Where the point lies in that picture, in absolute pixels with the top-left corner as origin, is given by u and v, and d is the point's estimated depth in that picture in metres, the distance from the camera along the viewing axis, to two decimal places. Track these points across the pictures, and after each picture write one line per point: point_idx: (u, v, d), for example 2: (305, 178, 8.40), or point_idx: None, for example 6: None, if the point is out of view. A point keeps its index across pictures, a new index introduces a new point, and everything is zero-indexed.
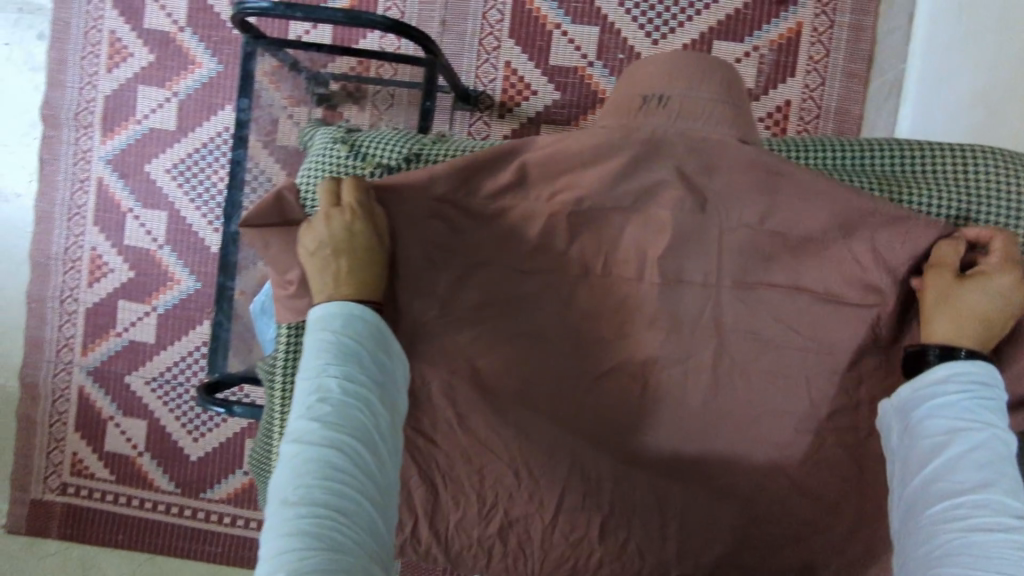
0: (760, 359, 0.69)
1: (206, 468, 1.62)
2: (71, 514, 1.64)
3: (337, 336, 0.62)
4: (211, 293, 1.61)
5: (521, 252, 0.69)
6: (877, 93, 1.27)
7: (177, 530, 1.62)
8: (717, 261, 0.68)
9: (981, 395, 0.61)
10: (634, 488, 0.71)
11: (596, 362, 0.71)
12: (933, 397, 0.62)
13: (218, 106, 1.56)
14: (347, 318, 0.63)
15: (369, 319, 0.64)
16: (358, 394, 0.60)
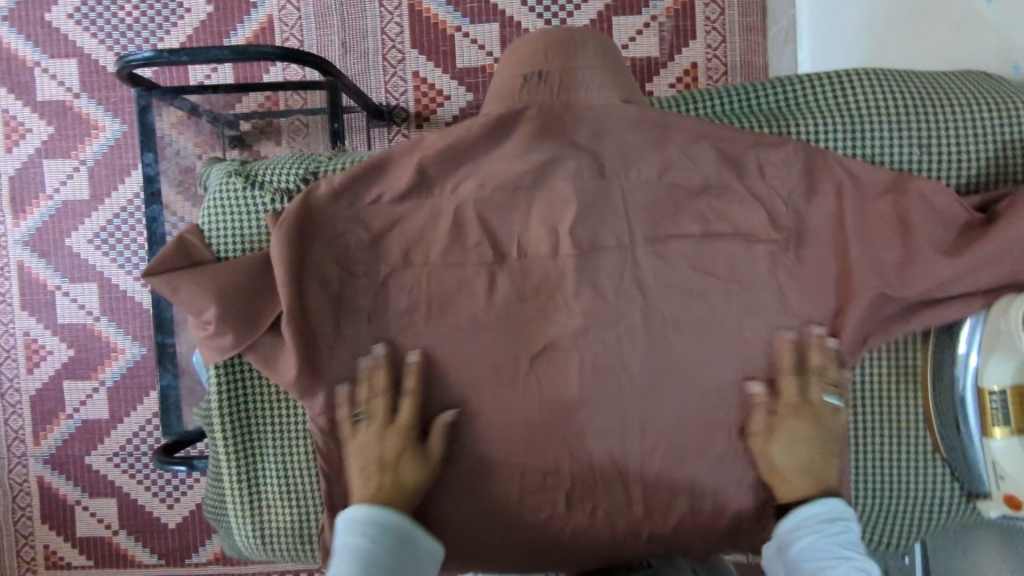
0: (687, 311, 0.71)
1: (186, 534, 1.65)
2: None
3: (367, 551, 0.58)
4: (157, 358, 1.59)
5: (436, 249, 0.71)
6: (775, 41, 1.30)
7: None
8: (628, 222, 0.70)
9: (834, 533, 0.63)
10: (590, 460, 0.72)
11: (530, 344, 0.71)
12: (796, 542, 0.64)
13: (129, 166, 1.52)
14: (383, 533, 0.60)
15: (402, 528, 0.61)
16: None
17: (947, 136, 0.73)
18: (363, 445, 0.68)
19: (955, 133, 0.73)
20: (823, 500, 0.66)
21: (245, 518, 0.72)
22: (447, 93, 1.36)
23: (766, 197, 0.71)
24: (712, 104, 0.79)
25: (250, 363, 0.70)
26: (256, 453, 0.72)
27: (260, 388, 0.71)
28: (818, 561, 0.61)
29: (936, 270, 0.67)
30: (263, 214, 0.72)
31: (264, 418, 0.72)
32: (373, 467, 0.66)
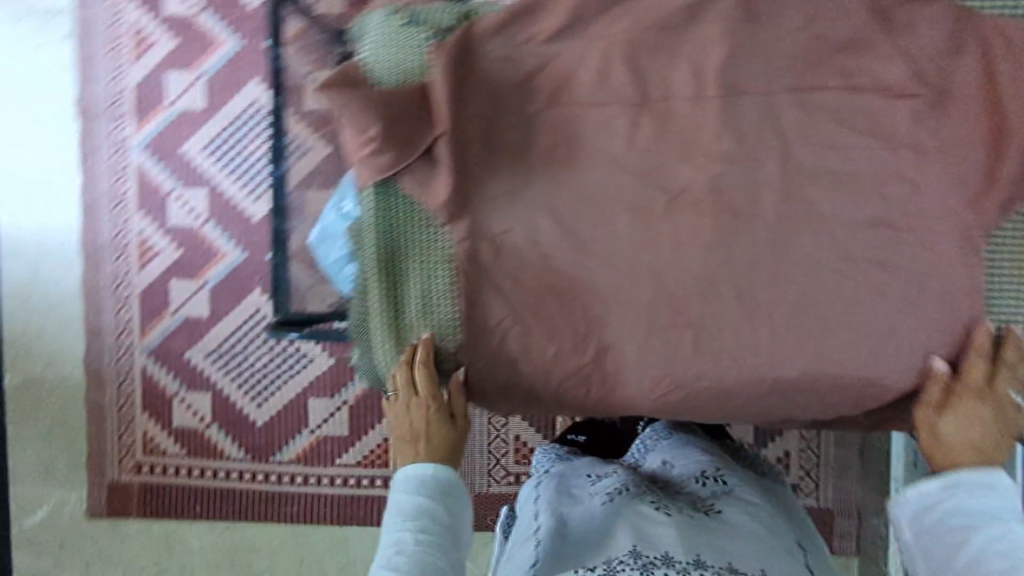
0: (824, 162, 0.73)
1: (273, 432, 1.57)
2: (146, 494, 1.58)
3: (415, 499, 0.72)
4: (259, 262, 1.55)
5: (582, 91, 0.74)
6: None
7: (249, 495, 1.56)
8: (773, 70, 0.72)
9: (989, 498, 0.66)
10: (718, 301, 0.75)
11: (669, 184, 0.75)
12: (947, 502, 0.68)
13: (243, 80, 1.53)
14: (426, 482, 0.75)
15: (440, 479, 0.75)
16: (428, 540, 0.68)
17: None
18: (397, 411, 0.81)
19: None
20: (989, 471, 0.69)
21: (390, 334, 0.79)
22: None
23: (913, 53, 0.71)
24: None
25: (402, 187, 0.76)
26: (402, 279, 0.78)
27: (411, 216, 0.76)
28: (970, 522, 0.65)
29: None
30: (418, 47, 0.77)
31: (411, 243, 0.77)
32: (408, 424, 0.80)
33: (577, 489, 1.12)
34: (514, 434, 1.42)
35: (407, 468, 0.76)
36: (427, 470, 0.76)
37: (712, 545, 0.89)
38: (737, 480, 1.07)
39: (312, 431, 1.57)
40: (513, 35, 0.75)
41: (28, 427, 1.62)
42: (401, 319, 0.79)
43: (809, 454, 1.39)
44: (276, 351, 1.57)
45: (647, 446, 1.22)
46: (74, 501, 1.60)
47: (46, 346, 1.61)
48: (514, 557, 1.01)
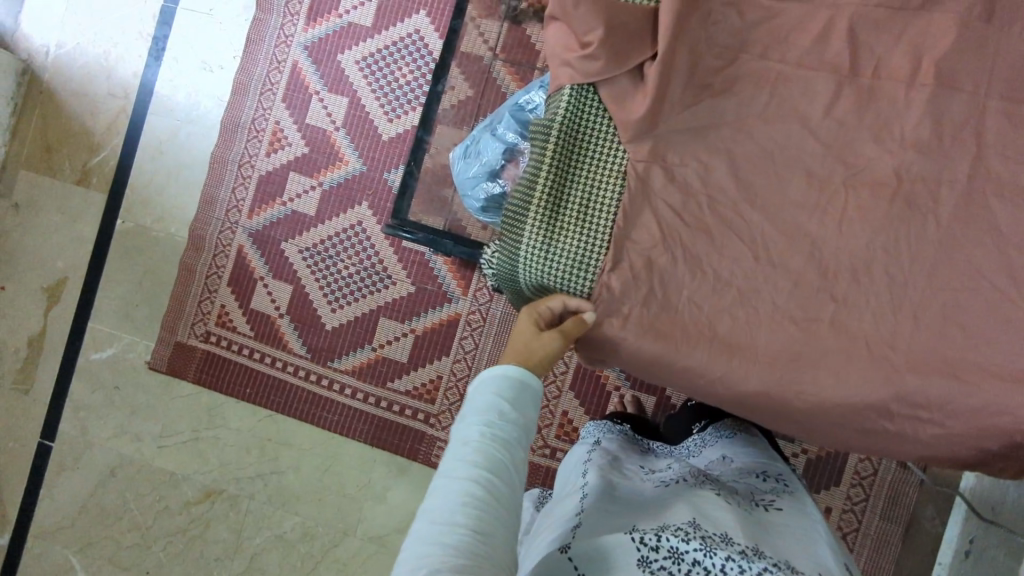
0: (1017, 176, 0.72)
1: (338, 339, 1.52)
2: (207, 361, 1.54)
3: (493, 396, 0.66)
4: (377, 177, 1.53)
5: (796, 50, 0.77)
6: None
7: (301, 393, 1.51)
8: (989, 75, 0.73)
9: None
10: (868, 284, 0.74)
11: (852, 159, 0.75)
12: None
13: (413, 9, 1.53)
14: (507, 381, 0.67)
15: (522, 380, 0.68)
16: (502, 440, 0.63)
17: None
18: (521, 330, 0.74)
19: None
20: None
21: (544, 228, 0.80)
22: None
23: None
24: None
25: (598, 94, 0.79)
26: (571, 174, 0.80)
27: (597, 118, 0.80)
28: None
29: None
30: None
31: (590, 148, 0.80)
32: (533, 350, 0.71)
33: (629, 471, 1.00)
34: (562, 409, 1.45)
35: (489, 368, 0.69)
36: (514, 370, 0.68)
37: (774, 543, 0.78)
38: (805, 494, 0.96)
39: (377, 347, 1.51)
40: None
41: (115, 271, 1.58)
42: (557, 217, 0.80)
43: (850, 514, 1.27)
44: (366, 265, 1.52)
45: (707, 441, 1.13)
46: (140, 350, 1.56)
47: (160, 201, 1.59)
48: (551, 510, 0.91)
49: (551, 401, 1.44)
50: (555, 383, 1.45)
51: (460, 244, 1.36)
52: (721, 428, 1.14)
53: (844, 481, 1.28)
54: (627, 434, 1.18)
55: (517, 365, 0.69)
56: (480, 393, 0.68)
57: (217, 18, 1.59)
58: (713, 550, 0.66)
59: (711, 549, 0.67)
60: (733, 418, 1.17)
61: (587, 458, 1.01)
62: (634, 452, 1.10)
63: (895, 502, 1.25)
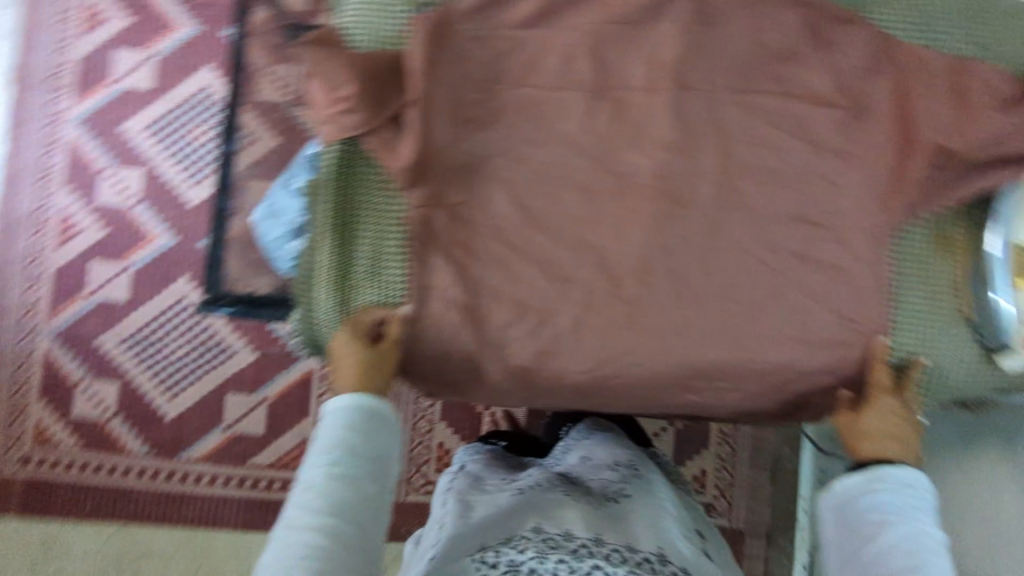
0: (760, 159, 0.78)
1: (181, 427, 1.37)
2: (31, 487, 1.34)
3: (338, 435, 0.71)
4: (189, 248, 1.41)
5: (546, 74, 0.78)
6: None
7: (151, 494, 1.35)
8: (718, 72, 0.78)
9: (905, 496, 0.71)
10: (653, 281, 0.79)
11: (617, 169, 0.79)
12: (869, 496, 0.72)
13: (196, 62, 1.44)
14: (351, 417, 0.73)
15: (369, 416, 0.73)
16: (344, 477, 0.68)
17: (989, 33, 0.79)
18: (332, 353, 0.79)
19: (996, 31, 0.79)
20: (905, 468, 0.74)
21: (336, 288, 0.80)
22: None
23: (840, 69, 0.78)
24: None
25: (362, 147, 0.79)
26: (354, 229, 0.80)
27: (366, 169, 0.80)
28: (886, 515, 0.69)
29: (975, 124, 0.74)
30: (397, 17, 0.79)
31: (366, 200, 0.80)
32: (371, 372, 0.77)
33: (490, 487, 0.97)
34: (438, 442, 1.37)
35: (329, 404, 0.74)
36: (361, 403, 0.74)
37: (620, 527, 0.83)
38: (656, 476, 1.01)
39: (225, 428, 1.38)
40: (473, 7, 0.78)
41: None
42: (347, 275, 0.80)
43: (723, 472, 1.35)
44: (194, 343, 1.39)
45: (569, 446, 1.12)
46: None
47: None
48: (416, 554, 0.88)
49: (425, 436, 1.37)
50: (426, 418, 1.38)
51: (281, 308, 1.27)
52: (580, 430, 1.14)
53: (712, 441, 1.36)
54: (494, 450, 1.14)
55: (362, 394, 0.74)
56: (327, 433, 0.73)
57: None
58: (546, 556, 0.75)
59: (546, 555, 0.76)
60: (596, 415, 1.19)
61: (449, 485, 0.99)
62: (500, 467, 1.07)
63: (758, 451, 1.35)
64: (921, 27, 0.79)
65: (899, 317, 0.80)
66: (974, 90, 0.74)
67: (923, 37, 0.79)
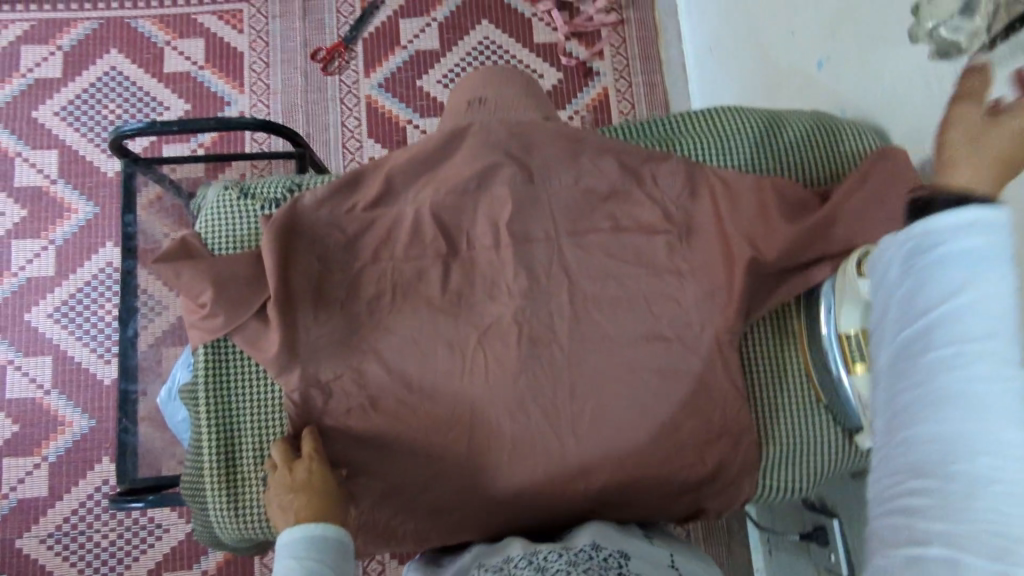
0: (606, 289, 0.86)
1: None
2: None
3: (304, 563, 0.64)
4: (107, 428, 1.61)
5: (399, 246, 0.85)
6: (672, 75, 1.73)
7: None
8: (553, 220, 0.86)
9: (982, 247, 0.45)
10: (530, 419, 0.83)
11: (477, 320, 0.84)
12: (946, 237, 0.46)
13: (97, 243, 1.68)
14: (315, 544, 0.67)
15: (336, 544, 0.67)
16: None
17: (779, 149, 0.93)
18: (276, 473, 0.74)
19: (785, 147, 0.93)
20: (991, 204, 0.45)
21: (224, 489, 0.79)
22: (410, 121, 1.72)
23: (660, 199, 0.88)
24: (648, 133, 0.96)
25: (233, 343, 0.81)
26: (233, 425, 0.81)
27: (239, 364, 0.81)
28: (953, 276, 0.45)
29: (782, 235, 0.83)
30: (252, 217, 0.86)
31: (243, 395, 0.81)
32: (314, 484, 0.72)
33: None
34: None
35: (286, 532, 0.68)
36: (320, 533, 0.67)
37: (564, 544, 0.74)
38: None
39: None
40: (322, 199, 0.85)
41: None
42: (233, 473, 0.80)
43: None
44: (127, 523, 1.55)
45: None
46: None
47: None
48: None
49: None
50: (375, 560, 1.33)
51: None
52: None
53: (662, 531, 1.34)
54: None
55: (315, 525, 0.68)
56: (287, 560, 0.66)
57: None
58: None
59: None
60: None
61: None
62: None
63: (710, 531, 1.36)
64: (719, 155, 0.93)
65: (760, 414, 0.86)
66: (776, 205, 0.84)
67: (723, 162, 0.93)
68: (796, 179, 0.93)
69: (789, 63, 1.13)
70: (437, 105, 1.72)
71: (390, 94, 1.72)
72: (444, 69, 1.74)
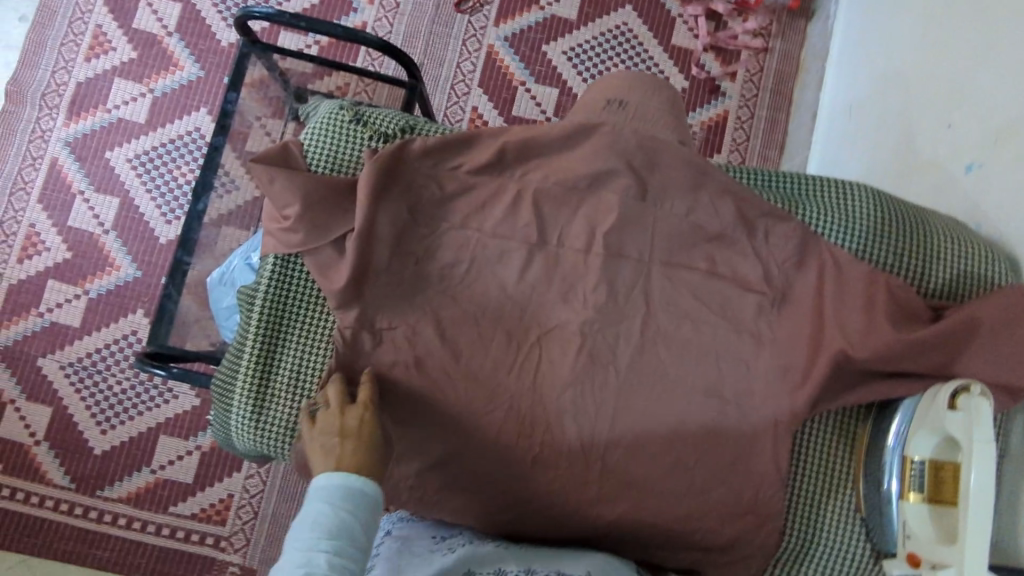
0: (680, 330, 0.83)
1: (106, 466, 1.58)
2: None
3: (340, 514, 0.64)
4: (150, 283, 1.65)
5: (491, 220, 0.82)
6: (798, 119, 1.64)
7: (62, 528, 1.56)
8: (651, 244, 0.83)
9: None
10: (565, 432, 0.81)
11: (543, 319, 0.82)
12: None
13: (191, 107, 1.69)
14: (349, 492, 0.66)
15: (368, 496, 0.67)
16: (344, 570, 0.61)
17: (909, 248, 0.87)
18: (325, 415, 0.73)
19: (916, 247, 0.86)
20: None
21: (252, 398, 0.79)
22: (524, 84, 1.67)
23: (764, 258, 0.84)
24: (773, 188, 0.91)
25: (302, 262, 0.80)
26: (278, 342, 0.80)
27: (302, 284, 0.80)
28: None
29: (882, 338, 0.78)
30: (358, 145, 0.84)
31: (296, 316, 0.80)
32: (363, 432, 0.71)
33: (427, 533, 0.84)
34: None
35: (329, 472, 0.67)
36: (357, 485, 0.67)
37: (553, 562, 0.74)
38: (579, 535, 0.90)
39: (153, 471, 1.58)
40: (431, 149, 0.82)
41: None
42: (265, 386, 0.80)
43: None
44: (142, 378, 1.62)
45: None
46: None
47: None
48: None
49: None
50: None
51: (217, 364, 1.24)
52: None
53: None
54: None
55: (352, 473, 0.67)
56: (320, 501, 0.65)
57: None
58: None
59: None
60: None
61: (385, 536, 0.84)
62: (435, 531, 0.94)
63: None
64: (841, 233, 0.87)
65: (794, 504, 0.83)
66: (885, 305, 0.79)
67: (844, 242, 0.87)
68: (916, 285, 0.86)
69: (934, 155, 1.05)
70: (557, 76, 1.66)
71: (513, 51, 1.67)
72: (574, 42, 1.68)
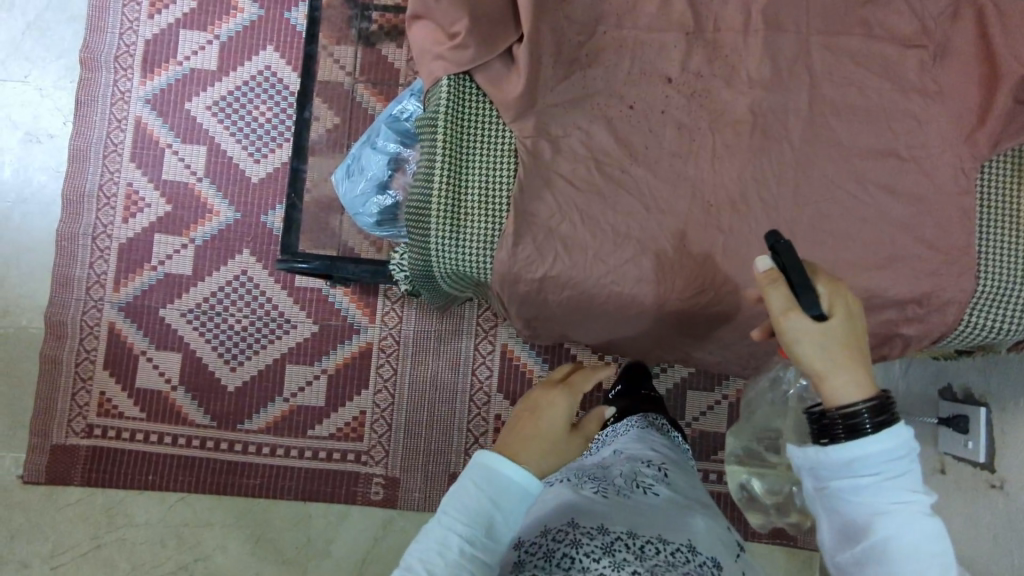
0: (846, 97, 0.84)
1: (243, 399, 1.34)
2: (94, 458, 1.32)
3: (488, 501, 0.58)
4: (256, 220, 1.38)
5: (645, 17, 0.84)
6: None
7: (211, 462, 1.32)
8: (808, 16, 0.83)
9: None
10: (751, 210, 0.83)
11: (711, 104, 0.84)
12: None
13: (259, 46, 1.41)
14: (502, 480, 0.59)
15: (524, 486, 0.60)
16: (476, 560, 0.56)
17: None
18: (541, 399, 0.68)
19: None
20: None
21: (449, 216, 0.83)
22: None
23: (921, 12, 0.83)
24: None
25: (474, 81, 0.85)
26: (464, 161, 0.84)
27: (477, 103, 0.85)
28: None
29: None
30: None
31: (476, 134, 0.84)
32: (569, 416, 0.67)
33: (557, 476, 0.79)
34: (494, 412, 1.32)
35: (492, 455, 0.61)
36: (514, 474, 0.60)
37: (658, 519, 0.69)
38: (688, 481, 0.83)
39: (286, 398, 1.34)
40: None
41: None
42: (457, 205, 0.84)
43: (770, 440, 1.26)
44: (259, 314, 1.36)
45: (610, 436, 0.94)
46: (8, 467, 1.31)
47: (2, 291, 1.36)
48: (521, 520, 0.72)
49: (482, 407, 1.31)
50: (483, 390, 1.33)
51: (359, 262, 1.23)
52: (623, 425, 0.95)
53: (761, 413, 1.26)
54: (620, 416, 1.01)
55: (515, 464, 0.60)
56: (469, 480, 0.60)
57: (37, 86, 1.40)
58: None
59: None
60: (645, 410, 1.01)
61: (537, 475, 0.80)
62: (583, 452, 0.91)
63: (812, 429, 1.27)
64: None
65: (987, 248, 0.84)
66: None
67: None
68: None
69: None
70: None
71: None
72: None
